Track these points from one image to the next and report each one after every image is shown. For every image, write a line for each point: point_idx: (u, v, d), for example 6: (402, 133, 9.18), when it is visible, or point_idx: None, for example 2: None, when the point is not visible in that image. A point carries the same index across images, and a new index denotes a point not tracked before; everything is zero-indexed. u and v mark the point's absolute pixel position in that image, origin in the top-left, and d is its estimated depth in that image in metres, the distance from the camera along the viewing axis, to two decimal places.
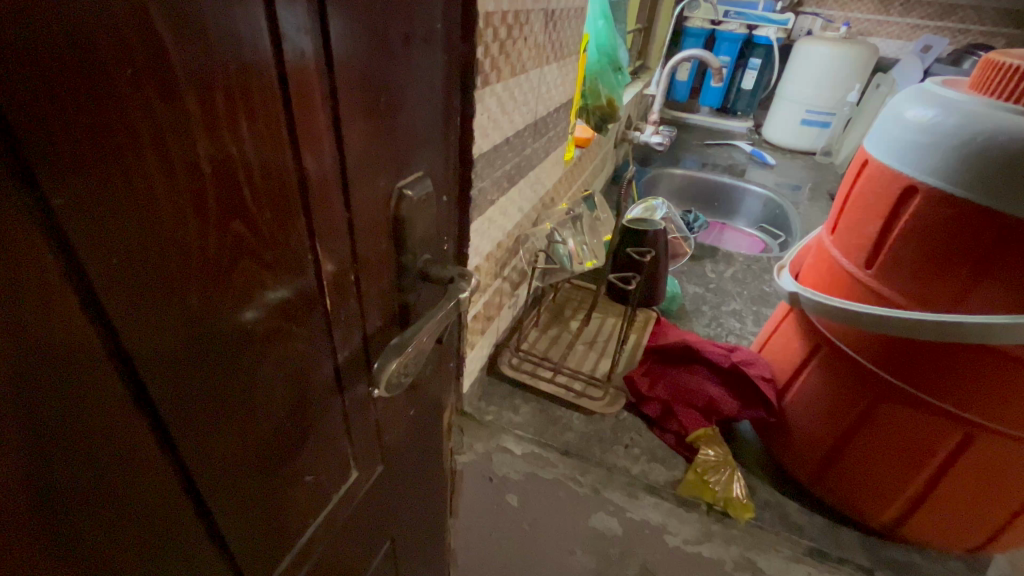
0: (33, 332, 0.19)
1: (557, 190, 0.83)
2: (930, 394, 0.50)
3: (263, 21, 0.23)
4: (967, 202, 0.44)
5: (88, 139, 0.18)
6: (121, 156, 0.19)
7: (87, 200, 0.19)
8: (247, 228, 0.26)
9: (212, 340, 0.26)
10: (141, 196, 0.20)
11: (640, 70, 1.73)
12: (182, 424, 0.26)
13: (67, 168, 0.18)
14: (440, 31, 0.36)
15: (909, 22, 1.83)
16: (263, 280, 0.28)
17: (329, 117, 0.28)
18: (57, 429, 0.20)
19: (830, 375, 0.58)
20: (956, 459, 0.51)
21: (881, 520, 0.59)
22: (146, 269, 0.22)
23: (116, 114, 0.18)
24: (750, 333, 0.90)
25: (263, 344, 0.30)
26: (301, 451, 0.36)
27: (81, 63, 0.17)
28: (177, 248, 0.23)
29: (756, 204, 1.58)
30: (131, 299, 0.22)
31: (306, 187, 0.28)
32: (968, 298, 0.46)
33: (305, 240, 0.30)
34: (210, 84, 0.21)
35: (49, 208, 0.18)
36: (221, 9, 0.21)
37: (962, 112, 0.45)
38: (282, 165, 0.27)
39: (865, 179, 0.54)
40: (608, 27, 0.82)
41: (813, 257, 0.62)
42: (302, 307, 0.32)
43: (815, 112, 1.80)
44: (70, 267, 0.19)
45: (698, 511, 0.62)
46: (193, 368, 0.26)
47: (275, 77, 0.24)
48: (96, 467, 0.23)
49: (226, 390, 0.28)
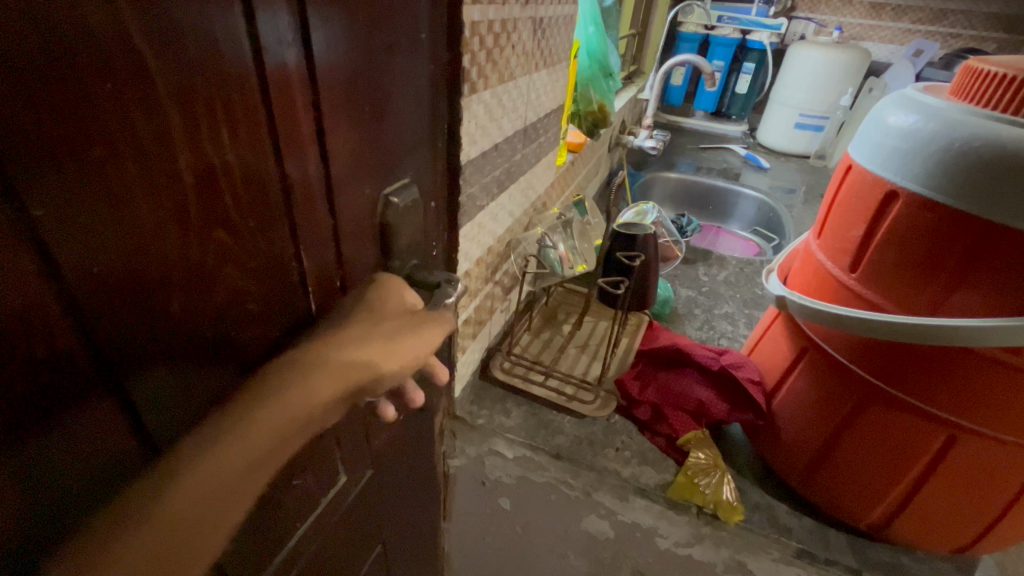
0: (14, 338, 0.19)
1: (549, 195, 0.83)
2: (915, 395, 0.50)
3: (243, 33, 0.23)
4: (947, 206, 0.45)
5: (70, 153, 0.18)
6: (100, 167, 0.19)
7: (69, 212, 0.19)
8: (231, 235, 0.26)
9: (197, 346, 0.27)
10: (124, 204, 0.21)
11: (635, 74, 1.74)
12: (166, 430, 0.26)
13: (49, 180, 0.18)
14: (425, 40, 0.36)
15: (901, 26, 1.85)
16: (248, 285, 0.28)
17: (312, 124, 0.29)
18: (39, 435, 0.21)
19: (817, 378, 0.58)
20: (941, 460, 0.51)
21: (868, 522, 0.59)
22: (129, 278, 0.22)
23: (96, 127, 0.19)
24: (742, 336, 0.90)
25: (247, 349, 0.30)
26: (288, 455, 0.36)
27: (61, 79, 0.18)
28: (160, 256, 0.23)
29: (750, 207, 1.59)
30: (115, 309, 0.22)
31: (290, 193, 0.29)
32: (948, 301, 0.46)
33: (290, 246, 0.30)
34: (191, 94, 0.22)
35: (30, 218, 0.18)
36: (200, 21, 0.21)
37: (941, 118, 0.46)
38: (265, 173, 0.27)
39: (849, 184, 0.54)
40: (598, 34, 0.82)
41: (800, 261, 0.62)
42: (286, 313, 0.32)
43: (808, 116, 1.81)
44: (51, 276, 0.19)
45: (688, 513, 0.62)
46: (178, 374, 0.26)
47: (256, 87, 0.25)
48: (81, 472, 0.23)
49: (209, 394, 0.28)
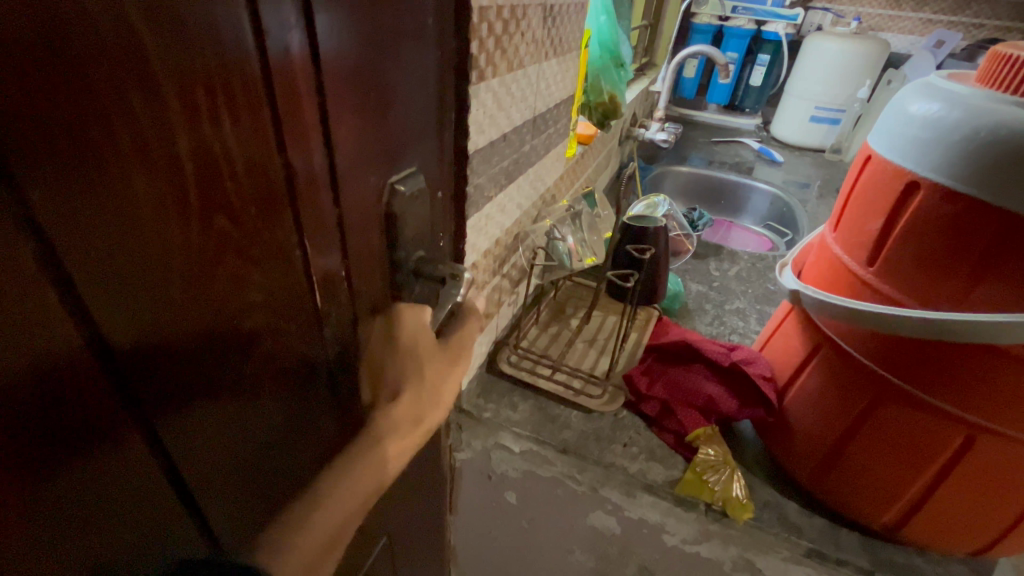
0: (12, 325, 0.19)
1: (558, 186, 0.82)
2: (933, 392, 0.49)
3: (245, 17, 0.23)
4: (970, 198, 0.43)
5: (65, 135, 0.18)
6: (98, 149, 0.19)
7: (64, 196, 0.18)
8: (232, 222, 0.26)
9: (199, 337, 0.26)
10: (123, 189, 0.20)
11: (646, 66, 1.71)
12: (169, 421, 0.26)
13: (45, 162, 0.18)
14: (432, 26, 0.36)
15: (923, 16, 1.80)
16: (251, 273, 0.28)
17: (316, 111, 0.28)
18: (39, 426, 0.20)
19: (831, 375, 0.57)
20: (958, 461, 0.50)
21: (881, 522, 0.58)
22: (128, 264, 0.22)
23: (93, 109, 0.18)
24: (753, 332, 0.89)
25: (250, 340, 0.30)
26: (290, 445, 0.36)
27: (55, 58, 0.17)
28: (159, 243, 0.23)
29: (763, 202, 1.56)
30: (114, 295, 0.21)
31: (293, 182, 0.28)
32: (969, 297, 0.45)
33: (293, 235, 0.30)
34: (190, 77, 0.21)
35: (25, 201, 0.18)
36: (200, 3, 0.21)
37: (965, 106, 0.44)
38: (268, 161, 0.27)
39: (868, 175, 0.53)
40: (610, 23, 0.81)
41: (815, 254, 0.61)
42: (290, 303, 0.32)
43: (824, 109, 1.77)
44: (47, 261, 0.19)
45: (696, 510, 0.61)
46: (182, 365, 0.26)
47: (258, 73, 0.24)
48: (83, 464, 0.23)
49: (212, 385, 0.28)
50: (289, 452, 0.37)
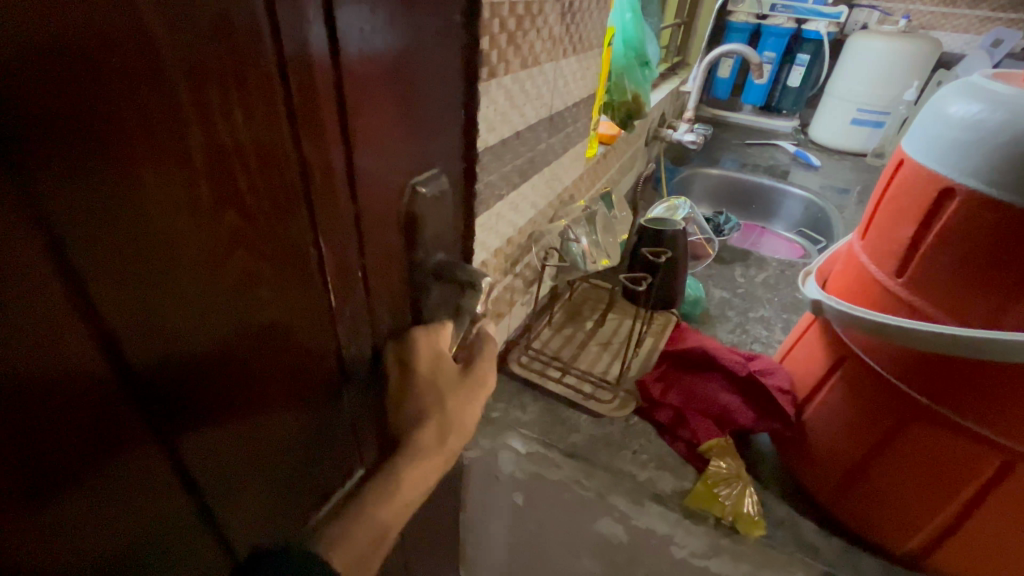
0: (24, 311, 0.19)
1: (576, 186, 0.81)
2: (966, 412, 0.45)
3: (260, 12, 0.23)
4: (1014, 206, 0.40)
5: (73, 129, 0.18)
6: (104, 143, 0.19)
7: (74, 188, 0.19)
8: (245, 216, 0.26)
9: (207, 330, 0.26)
10: (130, 178, 0.20)
11: (677, 66, 1.68)
12: (176, 415, 0.26)
13: (52, 154, 0.18)
14: (454, 23, 0.35)
15: (979, 14, 1.70)
16: (262, 269, 0.28)
17: (333, 111, 0.28)
18: (49, 415, 0.21)
19: (855, 389, 0.54)
20: (993, 490, 0.46)
21: (906, 549, 0.55)
22: (138, 257, 0.22)
23: (101, 101, 0.19)
24: (778, 342, 0.85)
25: (260, 335, 0.30)
26: (301, 444, 0.37)
27: (67, 50, 0.17)
28: (168, 237, 0.23)
29: (796, 207, 1.50)
30: (122, 287, 0.22)
31: (305, 177, 0.28)
32: (1009, 313, 0.42)
33: (307, 233, 0.30)
34: (200, 70, 0.21)
35: (33, 189, 0.18)
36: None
37: (1010, 108, 0.41)
38: (280, 154, 0.27)
39: (900, 180, 0.50)
40: (635, 21, 0.80)
41: (843, 261, 0.57)
42: (302, 301, 0.32)
43: (866, 111, 1.69)
44: (56, 252, 0.19)
45: (706, 524, 0.58)
46: (189, 359, 0.26)
47: (271, 67, 0.24)
48: (91, 455, 0.23)
49: (220, 378, 0.28)
50: (297, 450, 0.37)
